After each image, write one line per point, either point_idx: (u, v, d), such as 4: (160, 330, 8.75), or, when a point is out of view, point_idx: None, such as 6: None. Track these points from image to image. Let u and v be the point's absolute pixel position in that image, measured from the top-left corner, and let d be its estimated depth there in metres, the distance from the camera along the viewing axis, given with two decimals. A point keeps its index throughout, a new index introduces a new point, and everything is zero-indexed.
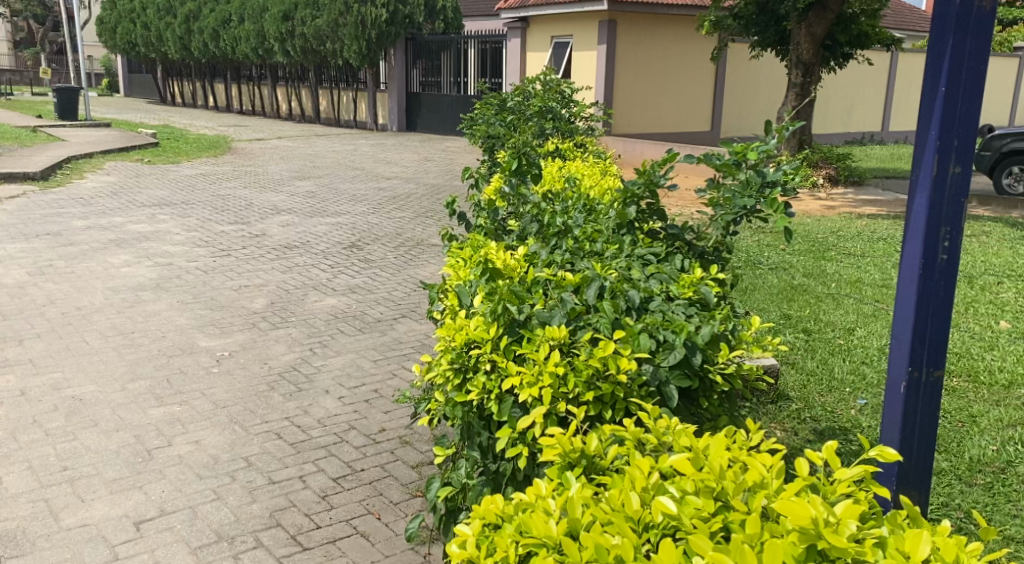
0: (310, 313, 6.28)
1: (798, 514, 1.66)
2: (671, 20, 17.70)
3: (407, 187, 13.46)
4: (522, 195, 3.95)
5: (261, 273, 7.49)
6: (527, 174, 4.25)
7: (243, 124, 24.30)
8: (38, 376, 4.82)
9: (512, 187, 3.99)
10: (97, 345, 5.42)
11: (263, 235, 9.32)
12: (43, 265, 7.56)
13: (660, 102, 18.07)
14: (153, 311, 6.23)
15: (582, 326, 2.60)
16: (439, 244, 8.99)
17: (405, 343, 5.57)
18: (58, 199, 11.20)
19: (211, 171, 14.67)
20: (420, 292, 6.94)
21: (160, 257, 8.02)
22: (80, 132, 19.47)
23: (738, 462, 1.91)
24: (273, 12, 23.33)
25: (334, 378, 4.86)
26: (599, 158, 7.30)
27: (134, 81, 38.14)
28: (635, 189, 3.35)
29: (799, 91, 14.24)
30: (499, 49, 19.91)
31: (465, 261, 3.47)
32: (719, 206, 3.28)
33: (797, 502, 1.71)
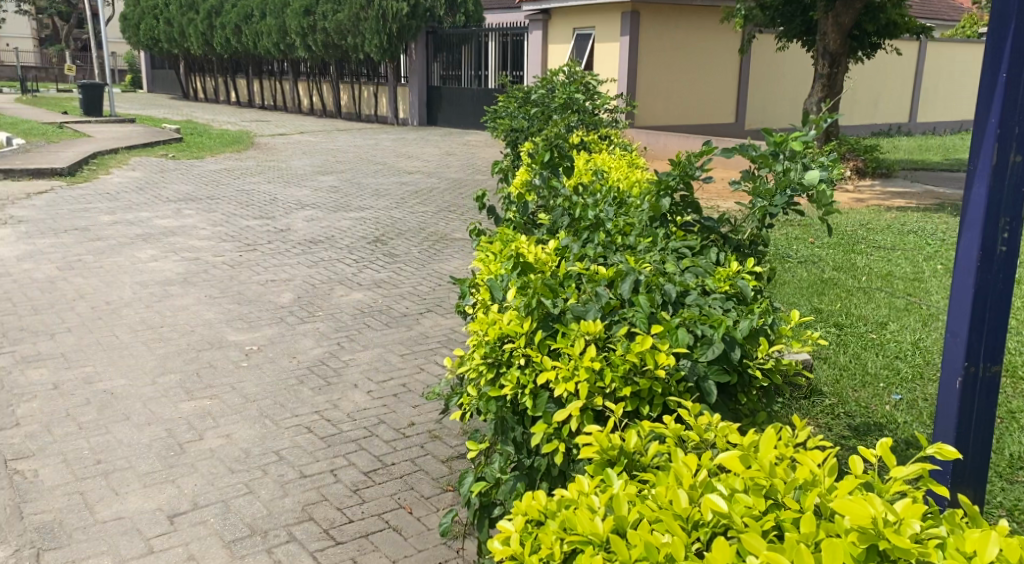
0: (337, 307, 6.29)
1: (857, 513, 1.63)
2: (695, 12, 17.60)
3: (429, 181, 13.46)
4: (553, 188, 3.91)
5: (287, 268, 7.51)
6: (560, 168, 4.21)
7: (265, 119, 24.41)
8: (70, 370, 4.85)
9: (542, 180, 3.96)
10: (127, 339, 5.45)
11: (288, 229, 9.35)
12: (72, 260, 7.62)
13: (684, 95, 17.96)
14: (181, 305, 6.26)
15: (619, 320, 2.58)
16: (463, 238, 8.98)
17: (432, 337, 5.56)
18: (85, 194, 11.30)
19: (235, 166, 14.74)
20: (446, 286, 6.93)
21: (187, 252, 8.06)
22: (105, 128, 19.63)
23: (786, 458, 1.89)
24: (295, 6, 23.41)
25: (362, 372, 4.86)
26: (625, 150, 7.27)
27: (157, 77, 38.41)
28: (669, 180, 3.31)
29: (826, 82, 14.14)
30: (520, 42, 19.85)
31: (495, 255, 3.44)
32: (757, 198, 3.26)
33: (854, 500, 1.68)
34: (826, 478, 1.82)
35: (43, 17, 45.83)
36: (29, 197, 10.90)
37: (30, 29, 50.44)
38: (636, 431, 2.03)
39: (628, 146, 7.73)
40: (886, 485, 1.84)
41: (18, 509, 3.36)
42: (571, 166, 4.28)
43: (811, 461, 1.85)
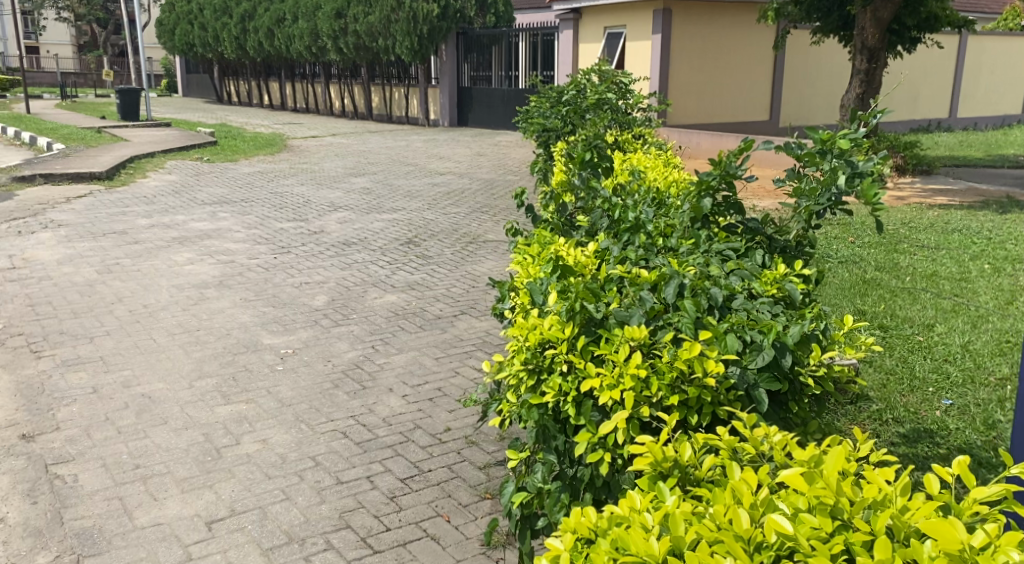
0: (371, 309, 6.27)
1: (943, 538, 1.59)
2: (729, 9, 17.43)
3: (461, 182, 13.45)
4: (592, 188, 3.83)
5: (321, 270, 7.51)
6: (599, 167, 4.14)
7: (298, 122, 24.56)
8: (109, 374, 4.86)
9: (580, 181, 3.88)
10: (164, 343, 5.45)
11: (322, 231, 9.36)
12: (110, 263, 7.67)
13: (717, 92, 17.80)
14: (218, 308, 6.27)
15: (664, 325, 2.52)
16: (496, 239, 8.94)
17: (466, 340, 5.52)
18: (123, 197, 11.40)
19: (269, 169, 14.81)
20: (479, 287, 6.89)
21: (223, 255, 8.09)
22: (141, 132, 19.84)
23: (853, 475, 1.83)
24: (326, 9, 23.56)
25: (397, 376, 4.82)
26: (659, 149, 7.18)
27: (191, 81, 38.83)
28: (711, 180, 3.21)
29: (864, 77, 14.17)
30: (551, 41, 19.83)
31: (532, 257, 3.37)
32: (803, 198, 3.17)
33: (936, 524, 1.63)
34: (897, 497, 1.75)
35: (81, 24, 46.52)
36: (68, 201, 11.02)
37: (69, 36, 51.22)
38: (689, 443, 1.98)
39: (663, 144, 7.64)
40: (961, 505, 1.77)
41: (58, 514, 3.35)
42: (610, 165, 4.21)
43: (880, 477, 1.79)
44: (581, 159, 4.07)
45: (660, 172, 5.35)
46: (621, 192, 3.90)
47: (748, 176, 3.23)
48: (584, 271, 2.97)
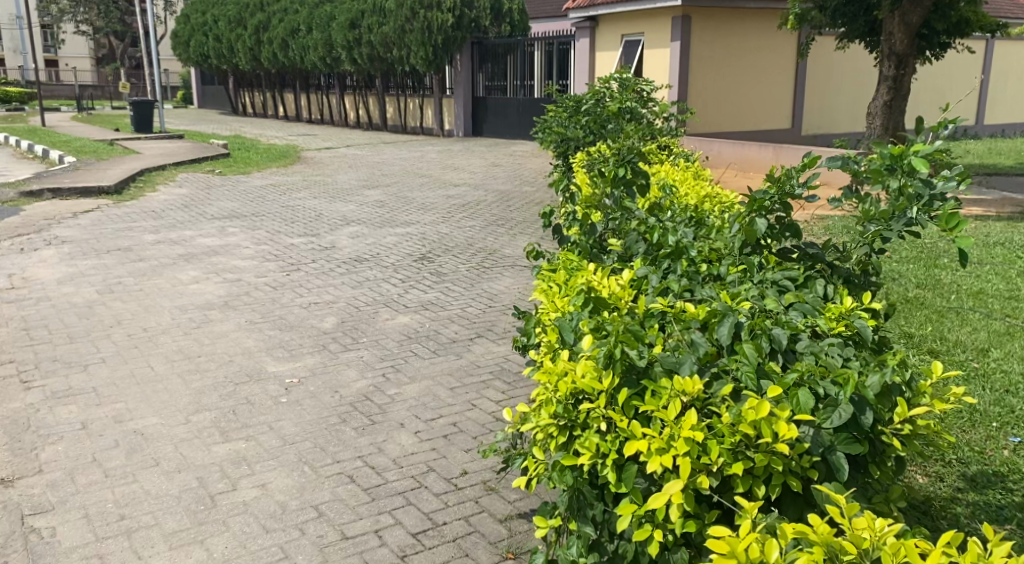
0: (382, 332, 5.91)
1: None
2: (750, 15, 17.07)
3: (477, 193, 13.11)
4: (626, 206, 3.44)
5: (331, 289, 7.15)
6: (635, 175, 3.75)
7: (312, 133, 24.31)
8: (101, 407, 4.51)
9: (614, 197, 3.50)
10: (163, 372, 5.11)
11: (333, 247, 9.02)
12: (112, 283, 7.35)
13: (738, 101, 17.41)
14: (221, 331, 5.94)
15: (723, 374, 2.17)
16: (514, 254, 8.58)
17: (483, 366, 5.15)
18: (130, 212, 11.11)
19: (281, 181, 14.52)
20: (496, 308, 6.52)
21: (229, 272, 7.77)
22: (153, 145, 19.61)
23: None
24: (341, 20, 23.35)
25: (409, 409, 4.45)
26: (686, 160, 6.81)
27: (206, 93, 38.75)
28: (764, 200, 2.85)
29: (892, 84, 14.15)
30: (567, 50, 19.45)
31: (562, 287, 3.01)
32: (874, 219, 2.79)
33: None
34: None
35: (99, 38, 46.63)
36: (75, 216, 10.75)
37: (86, 49, 51.34)
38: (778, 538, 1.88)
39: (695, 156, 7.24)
40: None
41: None
42: (646, 174, 3.83)
43: None
44: (612, 173, 3.67)
45: (698, 188, 5.00)
46: (659, 211, 3.52)
47: (806, 196, 2.86)
48: (621, 303, 2.61)
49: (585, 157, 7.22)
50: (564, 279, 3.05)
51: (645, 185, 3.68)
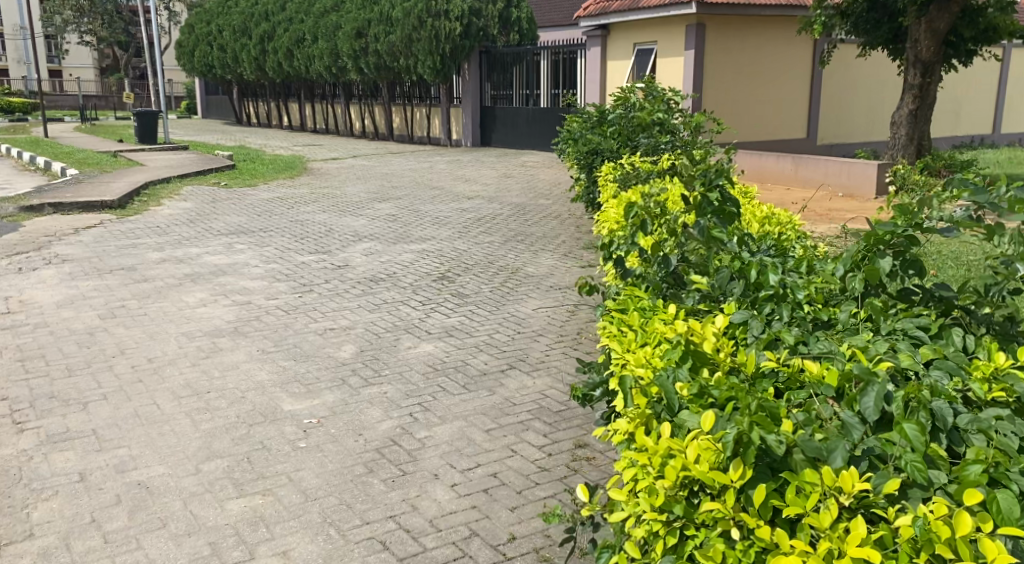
0: (406, 363, 5.48)
1: None
2: (767, 23, 16.70)
3: (491, 206, 12.70)
4: (716, 238, 3.09)
5: (347, 313, 6.71)
6: (723, 196, 3.33)
7: (317, 143, 23.94)
8: (101, 453, 4.08)
9: (701, 228, 3.14)
10: (169, 410, 4.67)
11: (346, 265, 8.59)
12: (114, 306, 6.93)
13: (755, 111, 17.02)
14: (232, 363, 5.52)
15: (882, 462, 1.94)
16: (538, 273, 8.16)
17: (519, 404, 4.69)
18: (134, 228, 10.72)
19: (288, 194, 14.10)
20: (526, 334, 6.08)
21: (238, 294, 7.35)
22: (157, 156, 19.26)
23: None
24: (347, 29, 23.02)
25: (443, 456, 4.01)
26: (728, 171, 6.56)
27: (212, 103, 38.52)
28: (887, 233, 2.51)
29: (917, 93, 13.87)
30: (574, 59, 19.01)
31: (640, 333, 2.61)
32: None
33: None
34: None
35: (103, 48, 46.41)
36: (76, 232, 10.35)
37: (91, 59, 51.17)
38: None
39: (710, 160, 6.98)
40: None
41: None
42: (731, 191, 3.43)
43: None
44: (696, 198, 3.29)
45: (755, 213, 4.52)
46: (744, 243, 3.19)
47: (944, 228, 2.61)
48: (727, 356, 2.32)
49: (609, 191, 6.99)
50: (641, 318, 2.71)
51: (737, 212, 3.27)
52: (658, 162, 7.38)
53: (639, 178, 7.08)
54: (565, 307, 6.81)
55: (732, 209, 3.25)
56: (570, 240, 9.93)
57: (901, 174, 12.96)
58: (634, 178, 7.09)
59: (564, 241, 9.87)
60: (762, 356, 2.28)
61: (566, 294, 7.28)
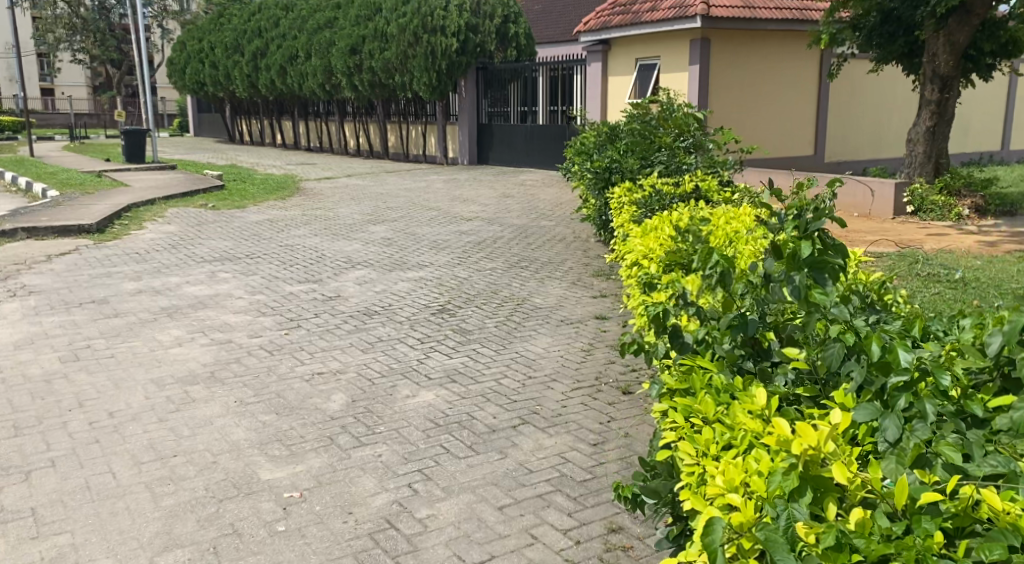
0: (403, 416, 4.80)
1: None
2: (774, 37, 16.16)
3: (491, 229, 12.07)
4: (814, 301, 2.77)
5: (337, 354, 6.03)
6: (824, 243, 2.91)
7: (311, 162, 23.30)
8: (37, 543, 3.42)
9: (795, 286, 2.79)
10: (125, 481, 3.99)
11: (338, 296, 7.93)
12: (78, 347, 6.26)
13: (761, 126, 16.41)
14: (205, 418, 4.84)
15: None
16: (545, 304, 7.50)
17: (536, 471, 4.01)
18: (112, 254, 10.06)
19: (279, 216, 13.45)
20: (538, 380, 5.40)
21: (217, 331, 6.68)
22: (144, 176, 18.61)
23: None
24: (340, 46, 22.48)
25: (449, 545, 3.37)
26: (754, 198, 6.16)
27: (203, 121, 37.94)
28: None
29: (936, 109, 13.30)
30: (571, 76, 18.40)
31: (727, 435, 2.34)
32: None
33: None
34: None
35: (96, 67, 45.87)
36: (49, 259, 9.69)
37: (84, 77, 50.65)
38: None
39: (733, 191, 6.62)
40: None
41: None
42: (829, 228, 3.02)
43: None
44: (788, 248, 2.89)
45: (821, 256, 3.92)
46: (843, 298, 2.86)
47: None
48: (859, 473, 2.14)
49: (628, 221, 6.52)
50: (723, 404, 2.50)
51: (840, 264, 2.84)
52: (680, 183, 6.87)
53: (662, 205, 6.61)
54: (579, 346, 6.15)
55: (833, 259, 2.85)
56: (578, 266, 9.28)
57: (920, 194, 12.59)
58: (657, 204, 6.61)
59: (571, 266, 9.23)
60: (913, 482, 2.09)
61: (578, 329, 6.61)
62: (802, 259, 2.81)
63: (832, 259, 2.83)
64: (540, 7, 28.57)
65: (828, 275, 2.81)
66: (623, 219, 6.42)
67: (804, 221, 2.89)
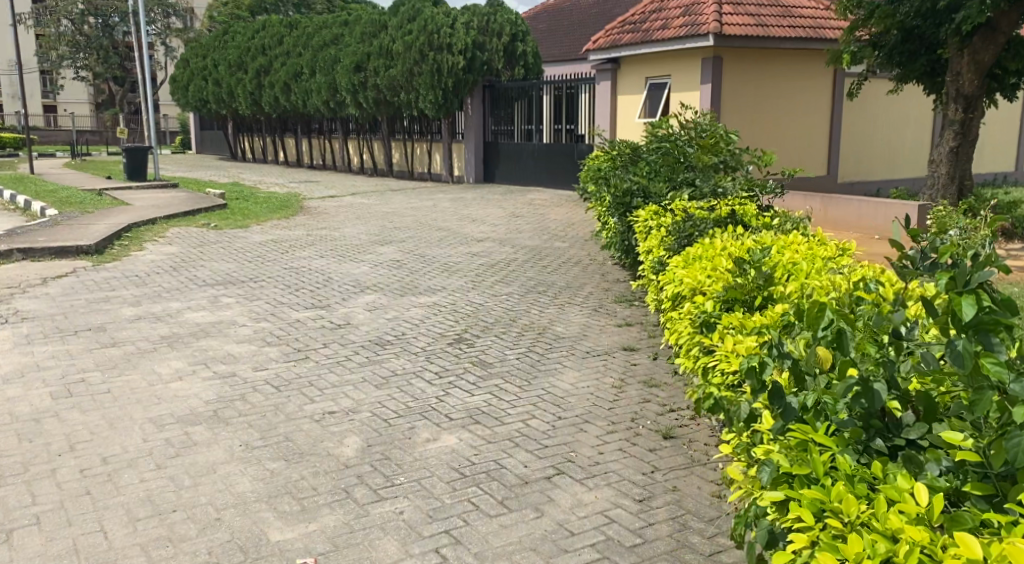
0: (426, 463, 4.39)
1: None
2: (790, 54, 15.81)
3: (504, 251, 11.67)
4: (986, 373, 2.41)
5: (348, 391, 5.59)
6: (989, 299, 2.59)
7: (314, 180, 22.93)
8: None
9: (957, 353, 2.46)
10: (118, 543, 3.59)
11: (348, 324, 7.51)
12: (72, 381, 5.84)
13: (777, 143, 16.03)
14: (207, 464, 4.42)
15: None
16: (569, 334, 7.09)
17: (577, 535, 3.61)
18: (110, 278, 9.65)
19: (283, 237, 13.05)
20: (569, 420, 4.98)
21: (221, 364, 6.26)
22: (144, 194, 18.22)
23: None
24: (345, 63, 22.20)
25: None
26: (793, 226, 5.77)
27: (206, 138, 37.66)
28: None
29: (959, 129, 12.86)
30: (575, 95, 18.09)
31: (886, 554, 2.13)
32: None
33: None
34: None
35: (99, 84, 45.66)
36: (44, 282, 9.29)
37: (87, 94, 50.46)
38: None
39: (767, 218, 6.24)
40: None
41: None
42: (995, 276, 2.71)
43: None
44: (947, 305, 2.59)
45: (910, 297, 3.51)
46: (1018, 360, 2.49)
47: None
48: None
49: (660, 250, 6.08)
50: (862, 498, 2.32)
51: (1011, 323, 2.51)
52: (714, 207, 6.45)
53: (693, 231, 6.15)
54: (609, 382, 5.70)
55: (1003, 317, 2.51)
56: (598, 291, 8.88)
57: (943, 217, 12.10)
58: (688, 230, 6.16)
59: (591, 291, 8.82)
60: None
61: (606, 362, 6.18)
62: (967, 321, 2.48)
63: (1003, 319, 2.48)
64: (545, 25, 28.39)
65: (996, 339, 2.47)
66: (654, 249, 6.04)
67: (963, 275, 2.61)
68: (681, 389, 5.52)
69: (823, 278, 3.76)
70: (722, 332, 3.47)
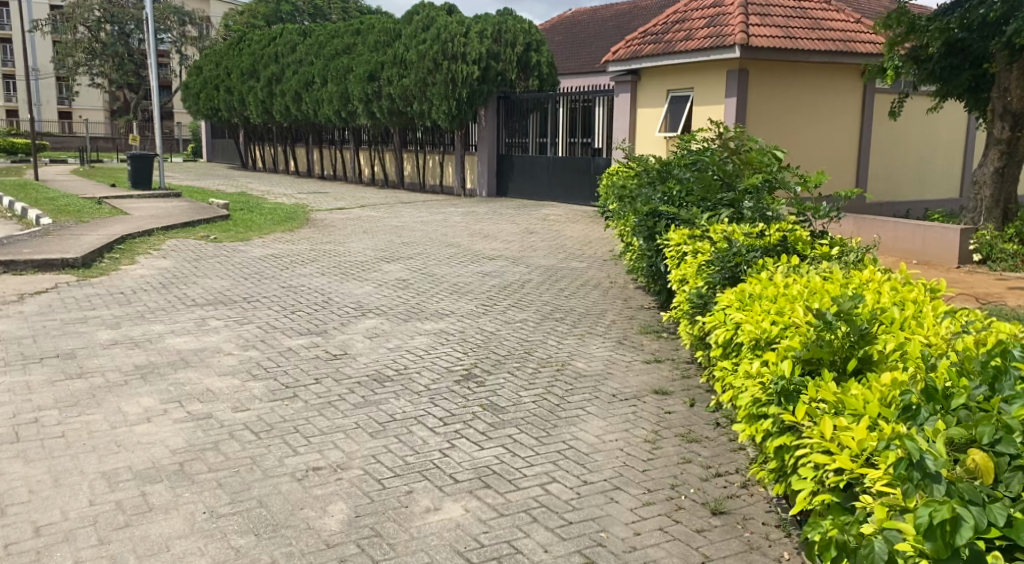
0: (424, 545, 3.63)
1: None
2: (821, 67, 14.99)
3: (518, 271, 10.90)
4: None
5: (339, 441, 4.79)
6: None
7: (324, 192, 22.22)
8: None
9: None
10: None
11: (344, 355, 6.73)
12: (22, 422, 5.08)
13: (805, 159, 15.21)
14: (160, 540, 3.67)
15: None
16: (592, 371, 6.28)
17: None
18: (94, 294, 8.92)
19: (284, 251, 12.30)
20: (597, 486, 4.20)
21: (197, 403, 5.48)
22: (145, 204, 17.57)
23: None
24: (358, 72, 21.51)
25: None
26: (854, 262, 4.92)
27: (216, 146, 37.18)
28: None
29: (1005, 149, 12.04)
30: (591, 108, 17.30)
31: None
32: None
33: None
34: None
35: (114, 90, 45.32)
36: (21, 299, 8.58)
37: (101, 101, 50.27)
38: None
39: (826, 250, 5.37)
40: None
41: None
42: None
43: None
44: None
45: None
46: None
47: None
48: None
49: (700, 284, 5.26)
50: None
51: None
52: (760, 233, 5.68)
53: (739, 261, 5.33)
54: (641, 436, 4.90)
55: None
56: (622, 319, 8.07)
57: (988, 241, 11.24)
58: (734, 260, 5.34)
59: (614, 320, 8.03)
60: None
61: (637, 409, 5.36)
62: None
63: None
64: (562, 37, 27.67)
65: None
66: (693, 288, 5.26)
67: None
68: (725, 448, 4.72)
69: (934, 336, 3.11)
70: (817, 409, 2.85)
